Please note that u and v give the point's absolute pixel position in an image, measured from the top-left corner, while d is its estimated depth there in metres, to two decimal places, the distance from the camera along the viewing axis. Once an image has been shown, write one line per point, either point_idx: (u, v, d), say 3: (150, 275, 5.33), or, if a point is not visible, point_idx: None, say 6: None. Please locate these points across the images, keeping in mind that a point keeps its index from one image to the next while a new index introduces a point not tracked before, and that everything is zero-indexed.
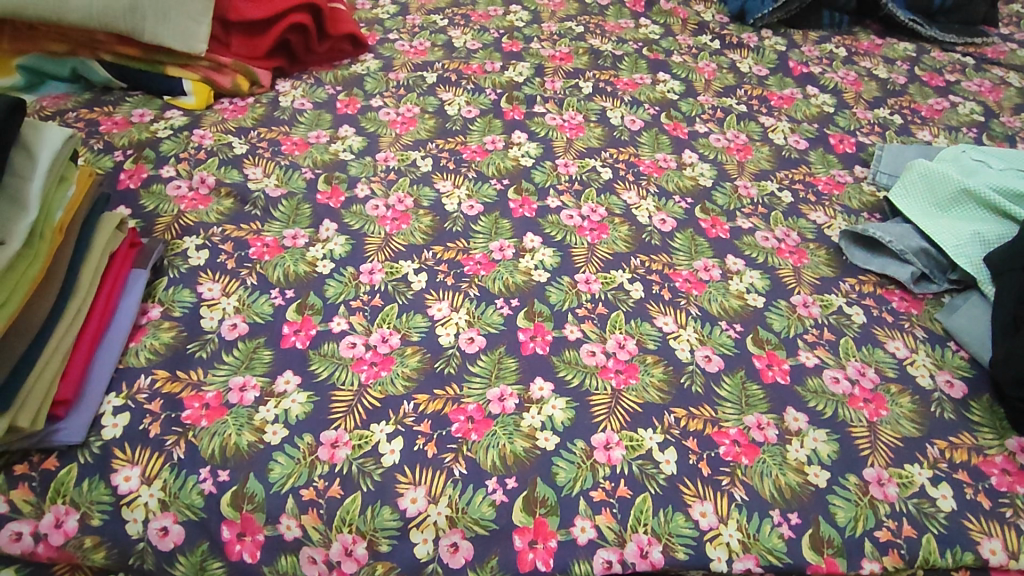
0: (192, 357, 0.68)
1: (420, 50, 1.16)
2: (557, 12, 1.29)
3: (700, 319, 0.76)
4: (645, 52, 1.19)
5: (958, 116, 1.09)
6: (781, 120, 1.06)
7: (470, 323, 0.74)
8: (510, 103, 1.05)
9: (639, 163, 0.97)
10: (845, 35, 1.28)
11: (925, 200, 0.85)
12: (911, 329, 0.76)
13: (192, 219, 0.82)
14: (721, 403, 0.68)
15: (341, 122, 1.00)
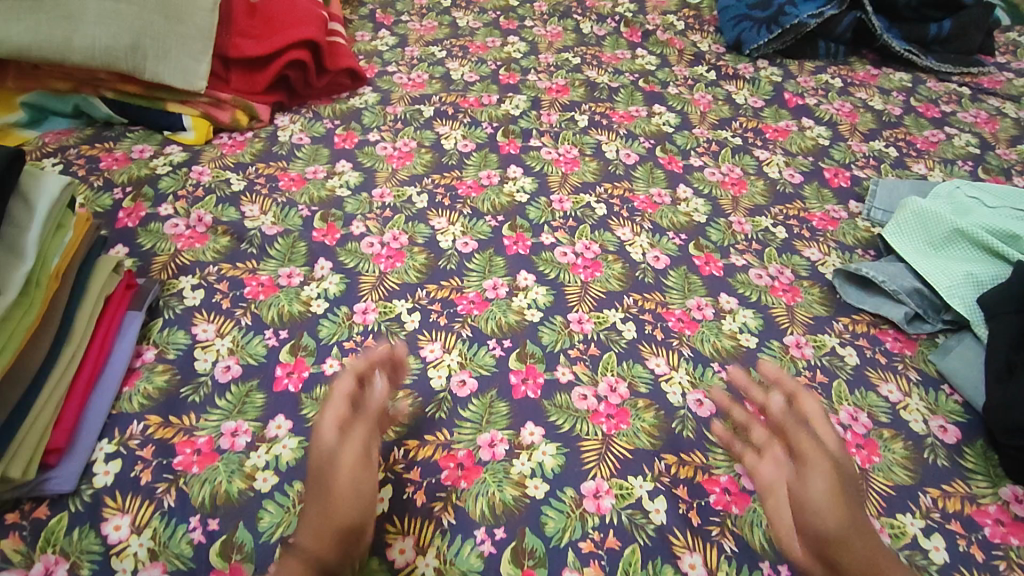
0: (185, 402, 0.68)
1: (418, 83, 1.17)
2: (554, 43, 1.30)
3: (692, 361, 0.76)
4: (641, 83, 1.20)
5: (954, 148, 1.10)
6: (776, 153, 1.06)
7: (462, 364, 0.74)
8: (507, 137, 1.06)
9: (634, 199, 0.97)
10: (841, 65, 1.28)
11: (919, 237, 0.85)
12: (905, 371, 0.76)
13: (188, 258, 0.83)
14: (712, 449, 0.68)
15: (338, 157, 1.01)
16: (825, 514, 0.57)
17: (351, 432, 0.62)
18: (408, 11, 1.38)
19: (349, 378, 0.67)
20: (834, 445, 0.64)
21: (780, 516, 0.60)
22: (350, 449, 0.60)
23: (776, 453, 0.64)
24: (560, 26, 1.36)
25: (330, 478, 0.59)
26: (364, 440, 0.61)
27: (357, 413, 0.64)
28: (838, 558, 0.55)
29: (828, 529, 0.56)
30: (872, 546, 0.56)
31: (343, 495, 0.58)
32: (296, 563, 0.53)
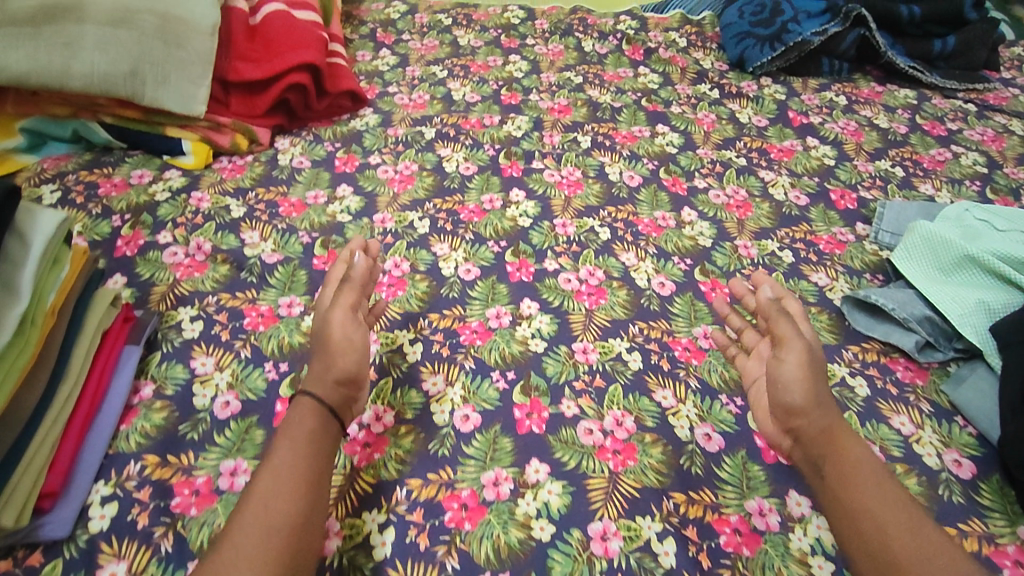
0: (184, 440, 0.67)
1: (419, 103, 1.16)
2: (556, 62, 1.30)
3: (700, 393, 0.75)
4: (644, 103, 1.20)
5: (961, 168, 1.08)
6: (781, 174, 1.05)
7: (466, 398, 0.73)
8: (509, 159, 1.05)
9: (638, 223, 0.96)
10: (846, 82, 1.27)
11: (928, 263, 0.84)
12: (917, 402, 0.75)
13: (187, 288, 0.81)
14: (721, 487, 0.67)
15: (339, 181, 1.00)
16: (789, 383, 0.64)
17: (338, 300, 0.69)
18: (409, 29, 1.37)
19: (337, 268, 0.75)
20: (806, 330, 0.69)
21: (757, 398, 0.70)
22: (336, 315, 0.68)
23: (759, 349, 0.72)
24: (561, 44, 1.35)
25: (320, 343, 0.66)
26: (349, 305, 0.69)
27: (342, 285, 0.71)
28: (795, 423, 0.64)
29: (791, 400, 0.64)
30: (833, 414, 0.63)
31: (335, 352, 0.65)
32: (303, 408, 0.61)
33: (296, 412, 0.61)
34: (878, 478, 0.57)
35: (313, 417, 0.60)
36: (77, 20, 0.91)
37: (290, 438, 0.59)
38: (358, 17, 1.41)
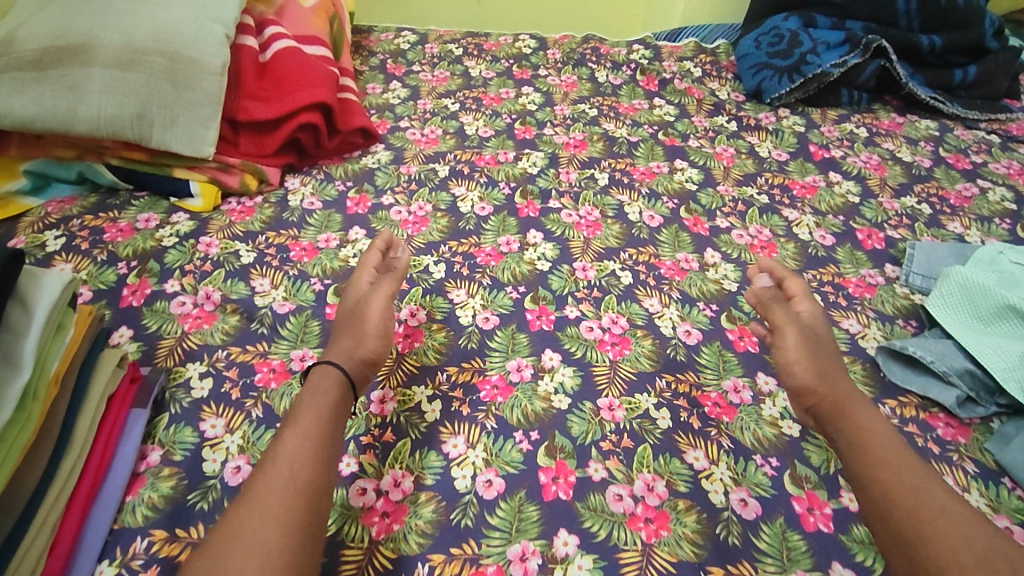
0: (193, 511, 0.63)
1: (431, 139, 1.14)
2: (570, 93, 1.28)
3: (733, 453, 0.71)
4: (661, 136, 1.17)
5: (989, 204, 1.05)
6: (805, 213, 1.02)
7: (488, 461, 0.69)
8: (525, 198, 1.03)
9: (660, 265, 0.93)
10: (866, 113, 1.24)
11: (965, 311, 0.81)
12: (961, 463, 0.71)
13: (196, 342, 0.78)
14: (761, 559, 0.63)
15: (351, 224, 0.97)
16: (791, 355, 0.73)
17: (380, 286, 0.77)
18: (419, 60, 1.36)
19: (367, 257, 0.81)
20: (804, 304, 0.79)
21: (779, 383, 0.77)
22: (377, 300, 0.75)
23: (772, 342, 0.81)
24: (575, 74, 1.33)
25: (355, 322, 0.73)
26: (390, 294, 0.77)
27: (385, 275, 0.79)
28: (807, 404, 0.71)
29: (794, 383, 0.72)
30: (840, 385, 0.69)
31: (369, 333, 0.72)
32: (326, 376, 0.66)
33: (321, 382, 0.65)
34: (896, 450, 0.62)
35: (336, 385, 0.65)
36: (85, 63, 0.90)
37: (312, 405, 0.63)
38: (367, 48, 1.39)
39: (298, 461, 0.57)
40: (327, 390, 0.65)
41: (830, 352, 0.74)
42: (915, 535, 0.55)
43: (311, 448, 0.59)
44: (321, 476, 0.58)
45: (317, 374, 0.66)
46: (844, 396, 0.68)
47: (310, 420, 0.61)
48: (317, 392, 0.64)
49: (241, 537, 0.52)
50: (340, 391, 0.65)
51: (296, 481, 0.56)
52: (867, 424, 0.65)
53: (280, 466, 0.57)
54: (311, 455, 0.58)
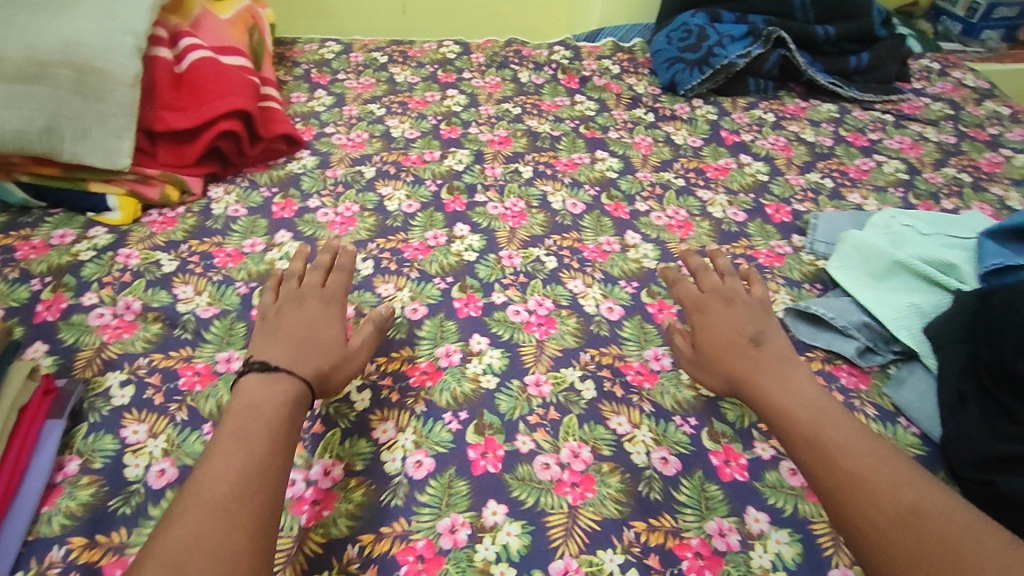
0: (115, 515, 0.62)
1: (357, 143, 1.17)
2: (493, 94, 1.32)
3: (654, 416, 0.74)
4: (582, 130, 1.22)
5: (884, 175, 1.11)
6: (718, 192, 1.07)
7: (418, 443, 0.71)
8: (451, 194, 1.05)
9: (583, 249, 0.96)
10: (772, 100, 1.31)
11: (861, 269, 0.87)
12: (862, 406, 0.76)
13: (116, 351, 0.77)
14: (680, 510, 0.66)
15: (277, 228, 0.97)
16: (690, 360, 0.76)
17: (363, 331, 0.76)
18: (344, 69, 1.39)
19: (344, 274, 0.80)
20: (691, 293, 0.79)
21: None
22: (357, 340, 0.75)
23: None
24: (498, 76, 1.38)
25: (337, 339, 0.72)
26: (371, 342, 0.76)
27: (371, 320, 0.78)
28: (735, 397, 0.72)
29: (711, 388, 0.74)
30: (739, 366, 0.70)
31: (352, 358, 0.73)
32: (266, 389, 0.64)
33: (264, 396, 0.63)
34: (830, 412, 0.64)
35: (282, 393, 0.64)
36: None
37: (253, 417, 0.61)
38: (292, 59, 1.41)
39: (249, 471, 0.56)
40: (258, 401, 0.63)
41: (721, 333, 0.74)
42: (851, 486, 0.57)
43: (259, 456, 0.58)
44: (266, 479, 0.56)
45: (243, 389, 0.64)
46: (753, 376, 0.69)
47: (259, 427, 0.60)
48: (250, 401, 0.63)
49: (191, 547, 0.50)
50: (278, 401, 0.63)
51: (240, 488, 0.55)
52: (797, 387, 0.67)
53: (224, 473, 0.55)
54: (257, 464, 0.57)
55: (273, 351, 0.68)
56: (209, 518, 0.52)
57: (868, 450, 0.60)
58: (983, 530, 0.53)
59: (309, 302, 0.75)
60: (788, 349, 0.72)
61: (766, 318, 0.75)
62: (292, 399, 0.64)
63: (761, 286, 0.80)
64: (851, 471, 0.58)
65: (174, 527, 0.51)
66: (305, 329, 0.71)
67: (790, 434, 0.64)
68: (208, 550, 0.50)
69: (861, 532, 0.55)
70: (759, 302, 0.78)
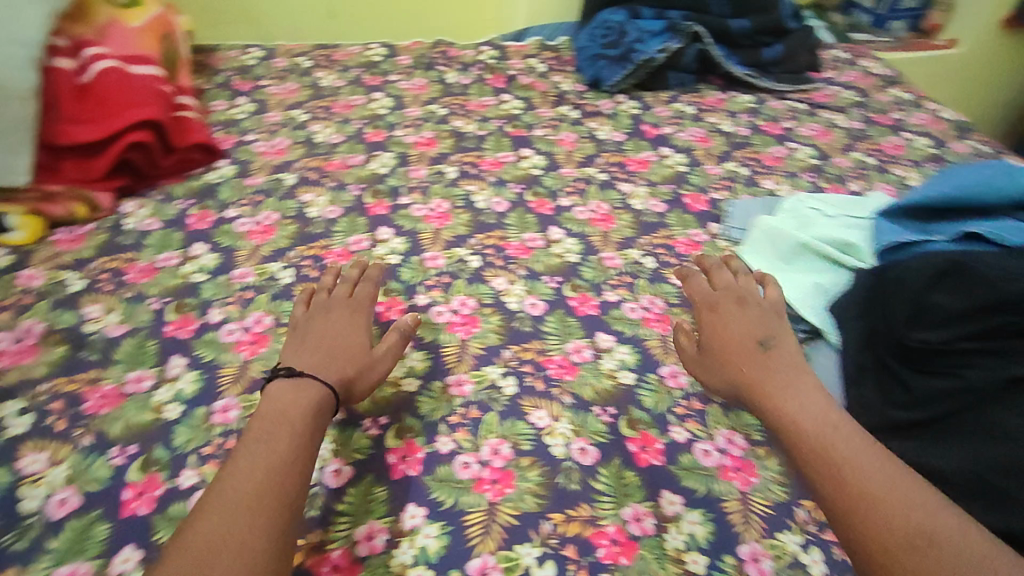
0: (9, 551, 0.60)
1: (279, 149, 1.15)
2: (420, 96, 1.31)
3: (574, 408, 0.76)
4: (508, 128, 1.23)
5: (796, 162, 1.15)
6: (639, 185, 1.10)
7: (336, 452, 0.70)
8: (375, 198, 1.04)
9: (507, 247, 0.97)
10: (692, 93, 1.34)
11: (770, 254, 0.90)
12: None
13: (15, 378, 0.74)
14: (598, 499, 0.67)
15: (193, 240, 0.95)
16: (698, 363, 0.76)
17: (389, 337, 0.76)
18: (267, 75, 1.36)
19: (370, 286, 0.82)
20: (705, 294, 0.82)
21: None
22: (383, 346, 0.75)
23: None
24: (424, 78, 1.37)
25: (364, 346, 0.74)
26: (398, 347, 0.76)
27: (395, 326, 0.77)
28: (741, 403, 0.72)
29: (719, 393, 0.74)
30: (748, 370, 0.71)
31: (380, 362, 0.73)
32: (289, 413, 0.63)
33: (286, 417, 0.62)
34: (841, 424, 0.63)
35: (304, 419, 0.63)
36: None
37: (277, 429, 0.61)
38: (212, 67, 1.37)
39: (267, 485, 0.56)
40: (285, 406, 0.64)
41: (732, 335, 0.75)
42: (859, 498, 0.57)
43: (276, 469, 0.57)
44: (282, 496, 0.56)
45: (271, 393, 0.65)
46: (761, 382, 0.69)
47: (280, 442, 0.60)
48: (277, 406, 0.64)
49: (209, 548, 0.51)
50: (302, 407, 0.64)
51: (260, 494, 0.55)
52: (806, 397, 0.66)
53: (244, 479, 0.56)
54: (273, 488, 0.56)
55: (300, 359, 0.70)
56: (235, 517, 0.53)
57: (879, 469, 0.58)
58: (992, 557, 0.52)
59: (336, 311, 0.77)
60: (800, 355, 0.72)
61: (778, 322, 0.76)
62: (303, 435, 0.61)
63: (775, 289, 0.81)
64: (864, 489, 0.57)
65: (200, 524, 0.53)
66: (330, 336, 0.73)
67: (800, 448, 0.62)
68: (224, 552, 0.51)
69: (870, 552, 0.54)
70: (772, 306, 0.79)
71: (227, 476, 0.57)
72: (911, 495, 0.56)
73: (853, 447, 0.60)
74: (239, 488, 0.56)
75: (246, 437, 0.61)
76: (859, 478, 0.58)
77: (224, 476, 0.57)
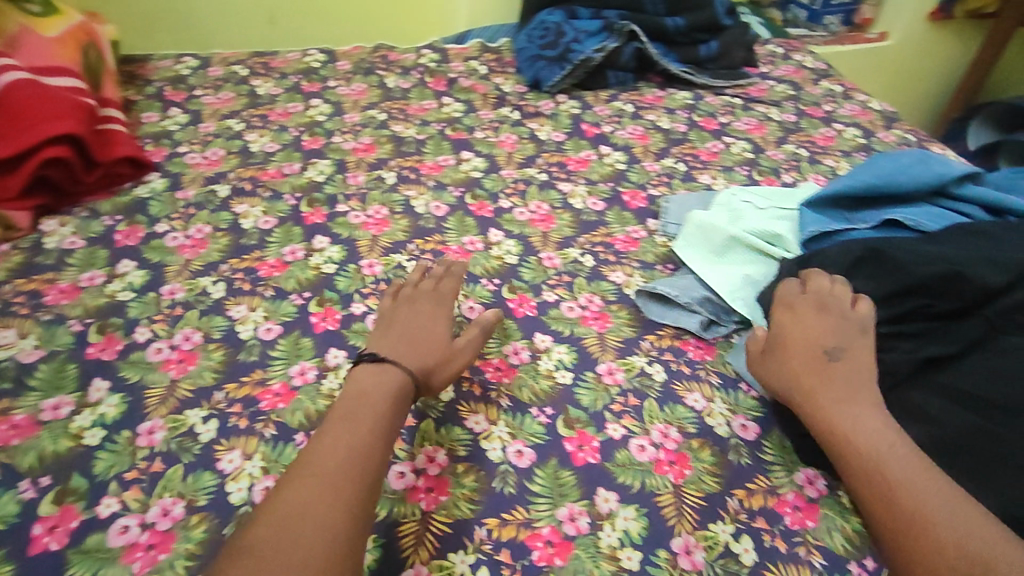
0: None
1: (212, 160, 1.12)
2: (359, 101, 1.30)
3: (511, 411, 0.75)
4: (448, 132, 1.22)
5: (732, 156, 1.17)
6: (578, 184, 1.10)
7: (266, 469, 0.69)
8: (311, 207, 1.03)
9: (446, 251, 0.96)
10: (632, 91, 1.36)
11: (703, 247, 0.91)
12: (707, 377, 0.80)
13: None
14: (534, 500, 0.67)
15: (120, 257, 0.92)
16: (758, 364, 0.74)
17: (469, 333, 0.78)
18: (201, 84, 1.33)
19: (454, 281, 0.85)
20: (790, 293, 0.77)
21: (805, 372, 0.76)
22: (464, 341, 0.77)
23: None
24: (364, 83, 1.36)
25: (444, 339, 0.76)
26: (477, 343, 0.78)
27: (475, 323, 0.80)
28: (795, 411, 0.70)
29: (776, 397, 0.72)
30: (805, 378, 0.69)
31: (458, 355, 0.76)
32: (361, 427, 0.64)
33: (359, 425, 0.64)
34: (898, 445, 0.62)
35: (372, 436, 0.63)
36: None
37: (348, 427, 0.63)
38: (143, 77, 1.33)
39: (339, 481, 0.59)
40: (367, 387, 0.68)
41: (797, 344, 0.72)
42: (907, 516, 0.58)
43: (353, 473, 0.60)
44: (354, 495, 0.58)
45: (357, 376, 0.70)
46: (818, 396, 0.67)
47: (347, 446, 0.62)
48: (358, 388, 0.69)
49: (292, 531, 0.55)
50: (383, 390, 0.68)
51: (336, 484, 0.58)
52: (864, 416, 0.65)
53: (317, 475, 0.59)
54: (346, 500, 0.58)
55: (386, 347, 0.74)
56: (318, 490, 0.58)
57: (934, 494, 0.58)
58: None
59: (421, 304, 0.81)
60: (868, 375, 0.68)
61: (858, 338, 0.71)
62: (364, 455, 0.61)
63: (866, 302, 0.73)
64: (918, 512, 0.57)
65: (287, 497, 0.57)
66: (415, 328, 0.77)
67: (852, 467, 0.62)
68: (307, 530, 0.55)
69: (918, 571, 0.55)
70: (859, 322, 0.72)
71: (309, 457, 0.61)
72: (965, 519, 0.56)
73: (907, 469, 0.60)
74: (323, 465, 0.60)
75: (326, 422, 0.65)
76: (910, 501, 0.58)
77: (307, 458, 0.61)
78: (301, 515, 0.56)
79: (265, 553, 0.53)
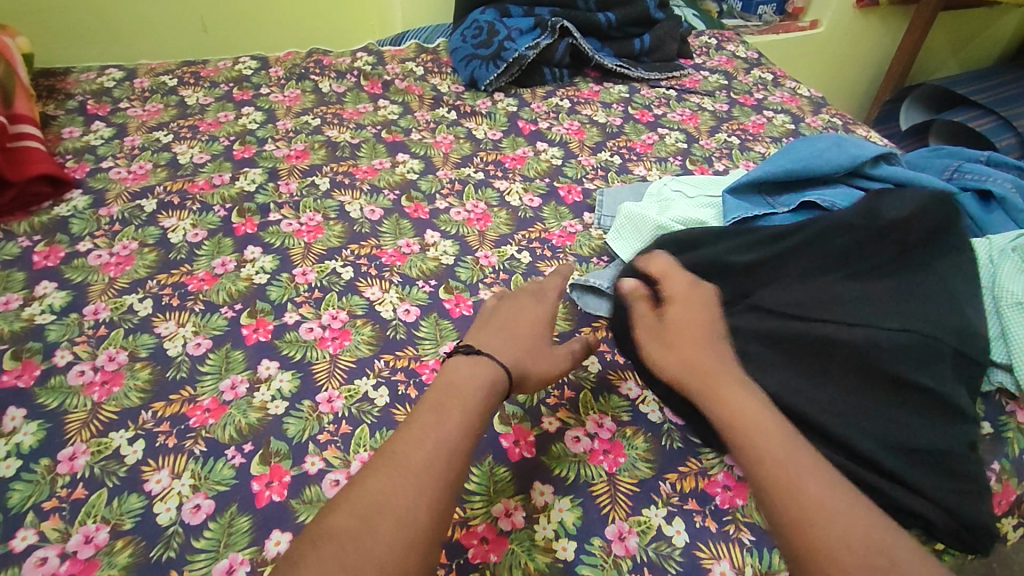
0: None
1: (139, 174, 1.09)
2: (293, 107, 1.28)
3: None
4: (383, 134, 1.21)
5: (665, 147, 1.19)
6: (515, 181, 1.11)
7: (195, 487, 0.67)
8: (242, 217, 1.01)
9: (382, 255, 0.96)
10: (568, 87, 1.37)
11: (634, 238, 0.92)
12: None
13: None
14: (469, 499, 0.67)
15: (38, 279, 0.88)
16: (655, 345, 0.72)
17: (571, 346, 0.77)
18: (127, 96, 1.29)
19: (559, 280, 0.83)
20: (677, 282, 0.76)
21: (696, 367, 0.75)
22: (564, 353, 0.76)
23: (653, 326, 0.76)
24: (298, 88, 1.34)
25: (546, 345, 0.75)
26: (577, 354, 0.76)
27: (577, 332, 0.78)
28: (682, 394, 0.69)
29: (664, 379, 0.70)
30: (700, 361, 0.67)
31: (555, 364, 0.74)
32: (447, 423, 0.61)
33: (441, 419, 0.61)
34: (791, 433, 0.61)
35: (455, 433, 0.61)
36: None
37: (431, 418, 0.61)
38: (64, 90, 1.29)
39: (418, 477, 0.56)
40: (462, 380, 0.66)
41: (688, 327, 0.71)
42: (803, 500, 0.55)
43: (436, 468, 0.58)
44: (430, 493, 0.56)
45: (452, 368, 0.68)
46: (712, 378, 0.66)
47: (431, 441, 0.59)
48: (453, 378, 0.67)
49: (371, 523, 0.53)
50: (478, 382, 0.66)
51: (416, 481, 0.56)
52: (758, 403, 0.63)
53: (399, 468, 0.57)
54: (419, 500, 0.55)
55: (486, 342, 0.72)
56: (399, 481, 0.56)
57: (829, 482, 0.56)
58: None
59: (525, 302, 0.79)
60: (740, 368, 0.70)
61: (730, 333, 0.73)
62: (448, 456, 0.59)
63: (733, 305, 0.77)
64: (809, 497, 0.55)
65: (370, 484, 0.56)
66: (518, 328, 0.75)
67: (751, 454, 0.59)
68: (387, 522, 0.53)
69: (814, 564, 0.52)
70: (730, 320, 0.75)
71: (395, 446, 0.59)
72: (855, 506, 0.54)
73: (800, 454, 0.58)
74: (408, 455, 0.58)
75: (416, 409, 0.64)
76: (806, 484, 0.56)
77: (391, 446, 0.59)
78: (381, 504, 0.55)
79: (346, 540, 0.52)
